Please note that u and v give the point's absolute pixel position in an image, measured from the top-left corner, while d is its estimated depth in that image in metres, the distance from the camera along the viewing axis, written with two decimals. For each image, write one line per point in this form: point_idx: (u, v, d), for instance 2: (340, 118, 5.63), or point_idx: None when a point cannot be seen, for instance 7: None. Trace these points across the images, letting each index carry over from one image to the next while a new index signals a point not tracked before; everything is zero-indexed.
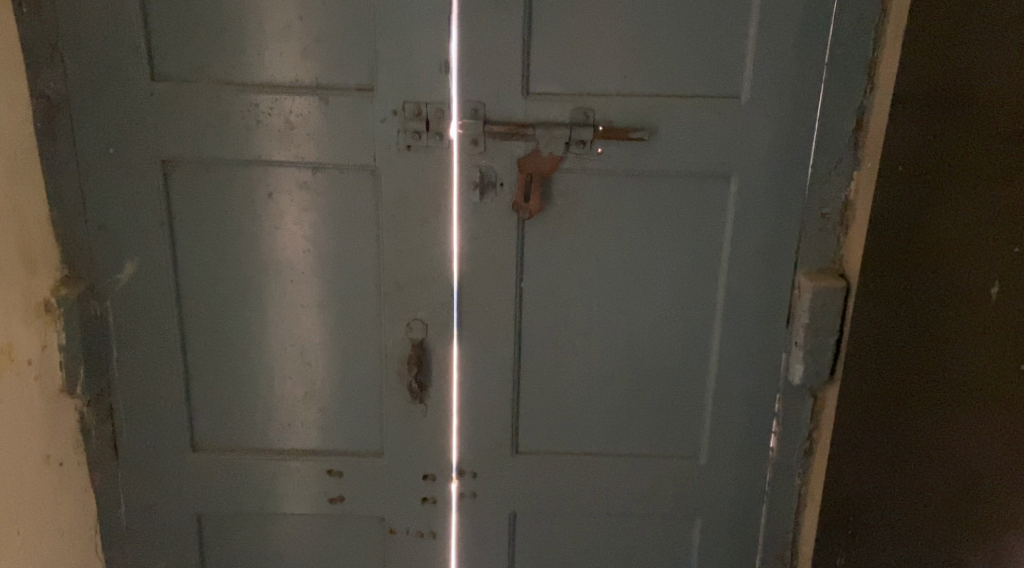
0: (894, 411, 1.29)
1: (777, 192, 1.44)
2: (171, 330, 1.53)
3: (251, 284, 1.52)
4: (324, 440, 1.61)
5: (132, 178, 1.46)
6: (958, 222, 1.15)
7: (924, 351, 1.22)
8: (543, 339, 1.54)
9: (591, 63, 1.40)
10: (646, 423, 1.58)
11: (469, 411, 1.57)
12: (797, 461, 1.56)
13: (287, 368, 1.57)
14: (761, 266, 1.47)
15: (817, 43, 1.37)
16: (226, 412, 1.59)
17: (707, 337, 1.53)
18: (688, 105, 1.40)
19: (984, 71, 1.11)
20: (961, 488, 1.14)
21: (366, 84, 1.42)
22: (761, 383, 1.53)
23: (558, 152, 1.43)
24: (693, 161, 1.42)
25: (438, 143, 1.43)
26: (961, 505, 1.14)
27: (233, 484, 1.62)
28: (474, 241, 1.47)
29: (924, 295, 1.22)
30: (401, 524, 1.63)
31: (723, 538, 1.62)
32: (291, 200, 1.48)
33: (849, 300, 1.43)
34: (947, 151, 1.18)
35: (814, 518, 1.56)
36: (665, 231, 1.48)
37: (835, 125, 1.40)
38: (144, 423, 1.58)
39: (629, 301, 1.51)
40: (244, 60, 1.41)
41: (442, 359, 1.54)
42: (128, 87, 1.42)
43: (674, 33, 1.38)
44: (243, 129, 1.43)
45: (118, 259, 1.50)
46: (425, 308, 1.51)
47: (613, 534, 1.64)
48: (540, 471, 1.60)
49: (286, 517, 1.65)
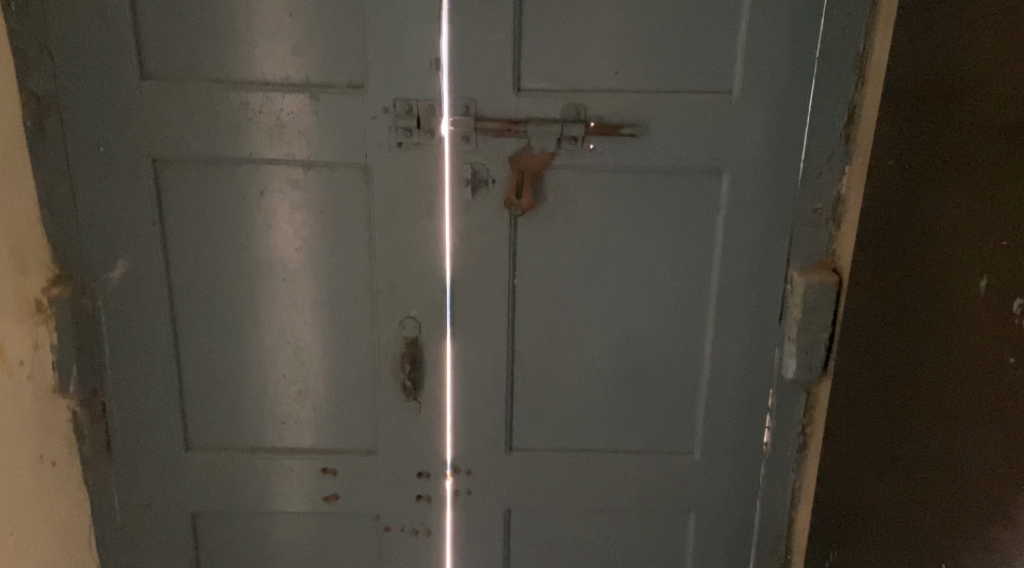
0: (886, 406, 1.30)
1: (770, 187, 1.44)
2: (164, 329, 1.53)
3: (243, 282, 1.52)
4: (318, 438, 1.61)
5: (123, 176, 1.45)
6: (947, 215, 1.16)
7: (915, 343, 1.23)
8: (537, 336, 1.54)
9: (582, 60, 1.40)
10: (639, 418, 1.58)
11: (462, 408, 1.57)
12: (791, 454, 1.56)
13: (282, 367, 1.56)
14: (754, 261, 1.48)
15: (808, 38, 1.37)
16: (219, 411, 1.59)
17: (701, 332, 1.53)
18: (679, 102, 1.40)
19: (970, 65, 1.12)
20: (948, 479, 1.15)
21: (357, 81, 1.42)
22: (755, 378, 1.54)
23: (549, 148, 1.43)
24: (684, 157, 1.43)
25: (430, 140, 1.42)
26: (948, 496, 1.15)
27: (227, 483, 1.61)
28: (467, 238, 1.47)
29: (914, 287, 1.23)
30: (396, 522, 1.63)
31: (718, 533, 1.62)
32: (283, 199, 1.47)
33: (841, 295, 1.43)
34: (935, 143, 1.18)
35: (808, 512, 1.55)
36: (658, 227, 1.48)
37: (827, 120, 1.40)
38: (137, 422, 1.58)
39: (622, 298, 1.51)
40: (234, 57, 1.41)
41: (435, 356, 1.54)
42: (117, 86, 1.41)
43: (666, 28, 1.38)
44: (234, 127, 1.43)
45: (110, 258, 1.49)
46: (418, 306, 1.51)
47: (608, 529, 1.64)
48: (534, 467, 1.60)
49: (281, 516, 1.65)
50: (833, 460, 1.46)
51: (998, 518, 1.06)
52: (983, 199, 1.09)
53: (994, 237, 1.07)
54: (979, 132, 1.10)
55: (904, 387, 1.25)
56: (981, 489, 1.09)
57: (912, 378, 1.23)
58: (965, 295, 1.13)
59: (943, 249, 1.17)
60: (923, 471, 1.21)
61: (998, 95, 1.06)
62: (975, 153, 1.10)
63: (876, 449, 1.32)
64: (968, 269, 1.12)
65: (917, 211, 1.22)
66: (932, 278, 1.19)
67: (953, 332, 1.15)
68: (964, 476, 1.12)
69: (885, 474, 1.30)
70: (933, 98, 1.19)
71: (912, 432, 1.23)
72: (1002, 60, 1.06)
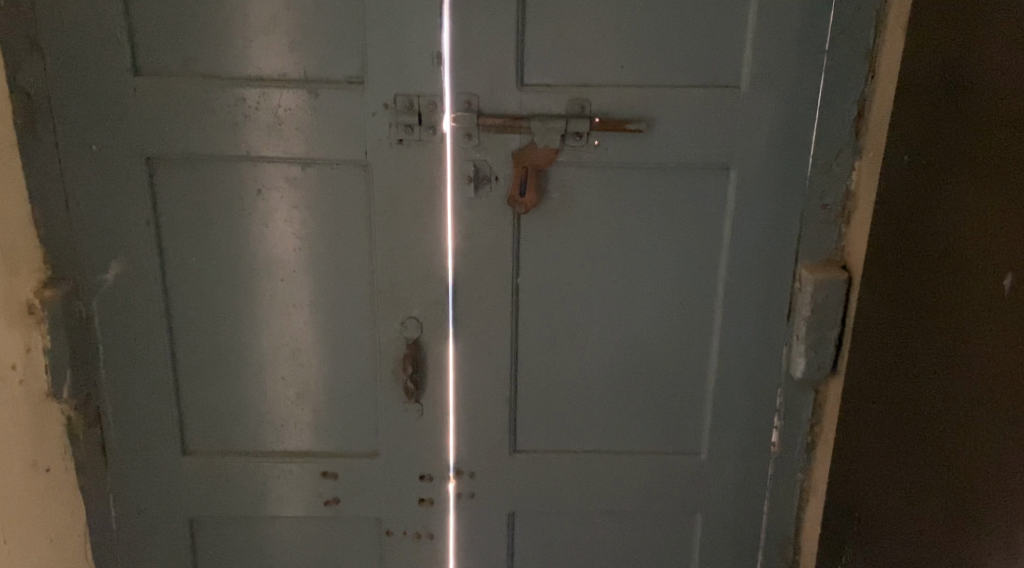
0: (898, 405, 1.27)
1: (778, 183, 1.41)
2: (159, 330, 1.50)
3: (241, 283, 1.49)
4: (318, 441, 1.58)
5: (117, 175, 1.42)
6: (958, 210, 1.14)
7: (926, 342, 1.21)
8: (541, 336, 1.51)
9: (586, 54, 1.37)
10: (645, 419, 1.56)
11: (465, 410, 1.54)
12: (799, 454, 1.54)
13: (280, 369, 1.53)
14: (762, 259, 1.45)
15: (817, 32, 1.34)
16: (217, 415, 1.56)
17: (708, 331, 1.50)
18: (685, 96, 1.37)
19: (979, 58, 1.10)
20: (965, 478, 1.13)
21: (356, 77, 1.38)
22: (762, 378, 1.51)
23: (553, 144, 1.39)
24: (691, 153, 1.39)
25: (431, 137, 1.39)
26: (965, 495, 1.13)
27: (225, 487, 1.58)
28: (469, 237, 1.44)
29: (926, 285, 1.21)
30: (397, 526, 1.61)
31: (724, 535, 1.60)
32: (280, 197, 1.44)
33: (851, 293, 1.40)
34: (945, 139, 1.17)
35: (816, 514, 1.53)
36: (664, 224, 1.45)
37: (836, 115, 1.37)
38: (133, 426, 1.54)
39: (628, 296, 1.49)
40: (230, 53, 1.37)
41: (437, 358, 1.51)
42: (110, 83, 1.38)
43: (672, 21, 1.35)
44: (231, 125, 1.40)
45: (104, 259, 1.46)
46: (419, 306, 1.48)
47: (613, 532, 1.61)
48: (539, 469, 1.57)
49: (280, 520, 1.61)
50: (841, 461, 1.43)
51: (1014, 513, 1.04)
52: (995, 192, 1.08)
53: (1006, 230, 1.06)
54: (989, 125, 1.08)
55: (917, 386, 1.23)
56: (997, 485, 1.07)
57: (925, 377, 1.21)
58: (978, 290, 1.11)
59: (955, 244, 1.15)
60: (937, 470, 1.19)
61: (1007, 84, 1.05)
62: (986, 147, 1.09)
63: (888, 450, 1.30)
64: (981, 264, 1.11)
65: (929, 208, 1.20)
66: (943, 274, 1.18)
67: (965, 329, 1.13)
68: (980, 473, 1.10)
69: (899, 474, 1.27)
70: (944, 93, 1.17)
71: (925, 431, 1.22)
72: (1010, 52, 1.05)
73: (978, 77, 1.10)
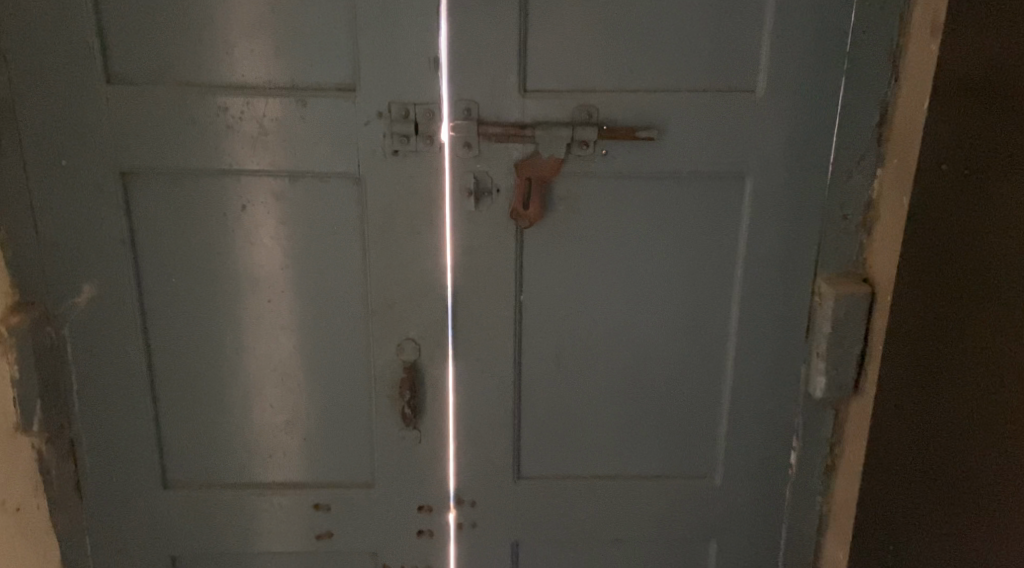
0: (917, 421, 1.24)
1: (797, 193, 1.33)
2: (136, 357, 1.40)
3: (225, 305, 1.39)
4: (309, 471, 1.48)
5: (88, 190, 1.32)
6: (972, 223, 1.12)
7: (942, 356, 1.18)
8: (546, 356, 1.43)
9: (592, 59, 1.29)
10: (656, 442, 1.48)
11: (466, 436, 1.45)
12: (818, 477, 1.47)
13: (268, 395, 1.44)
14: (779, 274, 1.37)
15: (838, 32, 1.26)
16: (201, 446, 1.46)
17: (722, 348, 1.42)
18: (698, 102, 1.29)
19: (997, 65, 1.06)
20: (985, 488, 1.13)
21: (347, 83, 1.30)
22: (779, 397, 1.44)
23: (559, 154, 1.30)
24: (704, 162, 1.32)
25: (428, 147, 1.30)
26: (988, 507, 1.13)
27: (210, 522, 1.48)
28: (470, 253, 1.35)
29: (943, 298, 1.17)
30: (395, 559, 1.52)
31: (739, 561, 1.52)
32: (266, 213, 1.35)
33: (874, 308, 1.32)
34: (962, 148, 1.12)
35: (837, 539, 1.46)
36: (675, 238, 1.37)
37: (857, 120, 1.30)
38: (110, 459, 1.44)
39: (637, 314, 1.41)
40: (210, 58, 1.28)
41: (436, 382, 1.42)
42: (79, 91, 1.27)
43: (684, 22, 1.27)
44: (212, 136, 1.30)
45: (75, 280, 1.36)
46: (417, 327, 1.39)
47: (622, 560, 1.53)
48: (544, 497, 1.49)
49: (269, 557, 1.52)
50: (866, 484, 1.36)
51: None
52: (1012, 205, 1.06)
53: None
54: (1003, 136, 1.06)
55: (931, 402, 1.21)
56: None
57: (940, 390, 1.19)
58: (994, 303, 1.10)
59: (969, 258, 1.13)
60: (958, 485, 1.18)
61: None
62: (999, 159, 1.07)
63: (907, 467, 1.26)
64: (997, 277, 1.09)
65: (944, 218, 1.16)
66: (958, 288, 1.15)
67: (983, 341, 1.12)
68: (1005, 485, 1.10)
69: (915, 489, 1.25)
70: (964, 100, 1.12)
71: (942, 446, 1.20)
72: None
73: (996, 85, 1.06)
